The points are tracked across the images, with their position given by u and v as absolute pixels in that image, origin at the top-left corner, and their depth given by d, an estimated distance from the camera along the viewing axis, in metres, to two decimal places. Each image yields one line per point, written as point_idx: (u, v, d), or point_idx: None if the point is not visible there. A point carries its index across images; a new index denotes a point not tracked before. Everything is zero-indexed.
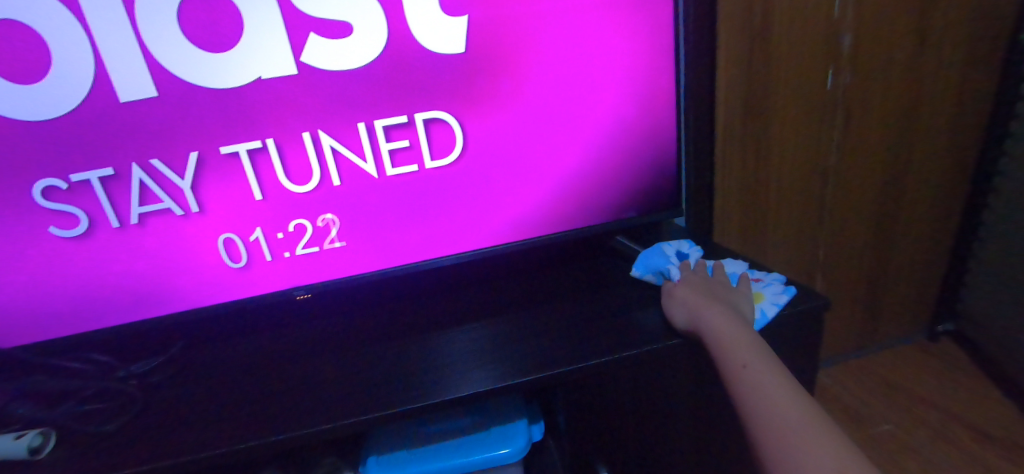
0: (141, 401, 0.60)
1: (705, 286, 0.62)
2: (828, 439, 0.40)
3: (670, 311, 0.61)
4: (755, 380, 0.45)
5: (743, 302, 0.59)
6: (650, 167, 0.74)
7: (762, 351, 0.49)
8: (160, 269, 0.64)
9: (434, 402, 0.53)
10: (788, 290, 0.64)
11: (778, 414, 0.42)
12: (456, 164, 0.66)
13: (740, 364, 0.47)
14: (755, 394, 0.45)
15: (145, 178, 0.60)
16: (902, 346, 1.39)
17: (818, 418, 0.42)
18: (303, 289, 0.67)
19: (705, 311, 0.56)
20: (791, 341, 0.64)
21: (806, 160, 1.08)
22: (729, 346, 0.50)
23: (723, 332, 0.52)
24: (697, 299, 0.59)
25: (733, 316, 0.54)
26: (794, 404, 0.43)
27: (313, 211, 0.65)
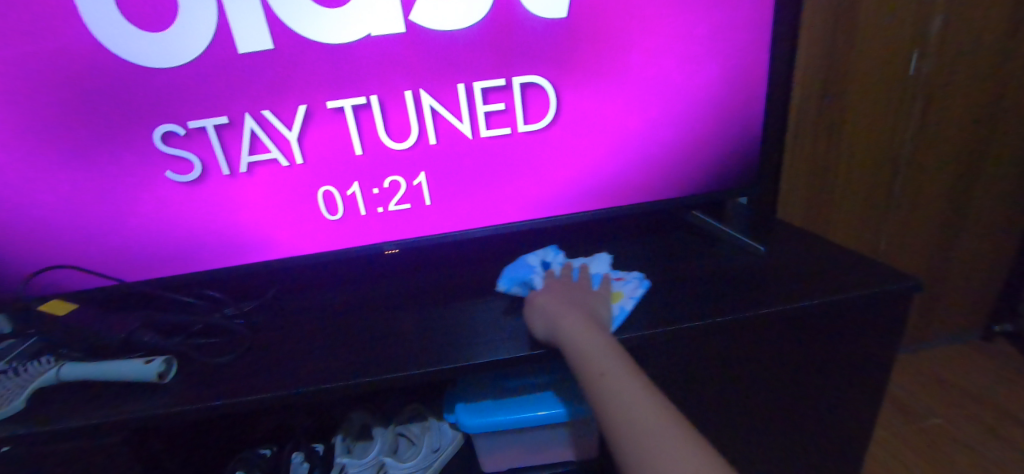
0: (247, 337, 0.64)
1: (563, 293, 0.58)
2: (678, 443, 0.36)
3: (530, 320, 0.57)
4: (610, 388, 0.41)
5: (601, 307, 0.57)
6: (735, 143, 0.73)
7: (617, 355, 0.45)
8: (262, 217, 0.68)
9: (505, 356, 0.56)
10: (642, 282, 0.66)
11: (637, 424, 0.38)
12: (546, 129, 0.68)
13: (598, 372, 0.43)
14: (614, 403, 0.40)
15: (256, 128, 0.63)
16: (954, 344, 1.36)
17: (673, 419, 0.38)
18: (392, 244, 0.71)
19: (566, 317, 0.52)
20: (874, 321, 0.64)
21: (879, 146, 1.05)
22: (587, 354, 0.46)
23: (584, 338, 0.48)
24: (555, 305, 0.55)
25: (595, 322, 0.51)
26: (652, 408, 0.39)
27: (408, 168, 0.67)
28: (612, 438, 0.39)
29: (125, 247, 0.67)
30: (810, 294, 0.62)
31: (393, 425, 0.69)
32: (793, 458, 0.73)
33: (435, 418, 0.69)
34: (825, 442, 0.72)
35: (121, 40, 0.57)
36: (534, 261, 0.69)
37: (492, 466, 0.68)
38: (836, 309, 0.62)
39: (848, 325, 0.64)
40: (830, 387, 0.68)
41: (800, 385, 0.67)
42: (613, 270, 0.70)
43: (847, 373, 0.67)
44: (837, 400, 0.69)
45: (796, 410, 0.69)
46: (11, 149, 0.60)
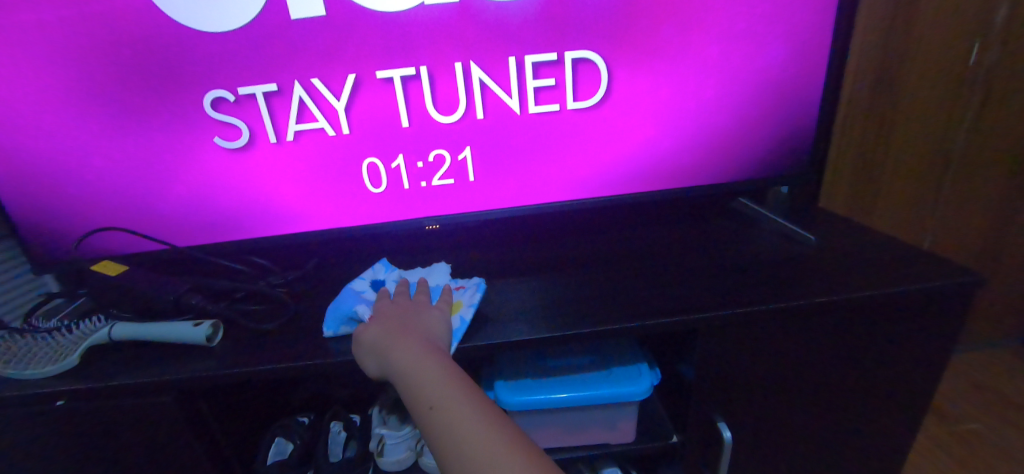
0: (290, 305, 0.65)
1: (393, 314, 0.53)
2: (508, 462, 0.34)
3: (356, 354, 0.50)
4: (440, 424, 0.38)
5: (427, 318, 0.53)
6: (785, 127, 0.72)
7: (449, 376, 0.42)
8: (306, 187, 0.68)
9: (522, 338, 0.56)
10: (479, 285, 0.64)
11: (470, 460, 0.35)
12: (596, 107, 0.67)
13: (429, 407, 0.39)
14: (447, 443, 0.37)
15: (305, 96, 0.62)
16: (993, 348, 1.32)
17: (510, 440, 0.36)
18: (433, 219, 0.70)
19: (396, 347, 0.46)
20: (930, 315, 0.62)
21: (931, 139, 1.01)
22: (419, 385, 0.41)
23: (412, 366, 0.43)
24: (377, 334, 0.49)
25: (424, 344, 0.46)
26: (487, 432, 0.37)
27: (453, 142, 0.67)
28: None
29: (170, 213, 0.67)
30: (865, 285, 0.60)
31: None
32: (834, 454, 0.71)
33: None
34: (869, 438, 0.70)
35: (176, 3, 0.57)
36: (360, 284, 0.64)
37: None
38: (892, 302, 0.60)
39: (903, 319, 0.61)
40: (879, 382, 0.66)
41: (848, 379, 0.65)
42: (454, 278, 0.67)
43: (899, 368, 0.65)
44: (885, 396, 0.67)
45: (842, 405, 0.67)
46: (67, 110, 0.60)
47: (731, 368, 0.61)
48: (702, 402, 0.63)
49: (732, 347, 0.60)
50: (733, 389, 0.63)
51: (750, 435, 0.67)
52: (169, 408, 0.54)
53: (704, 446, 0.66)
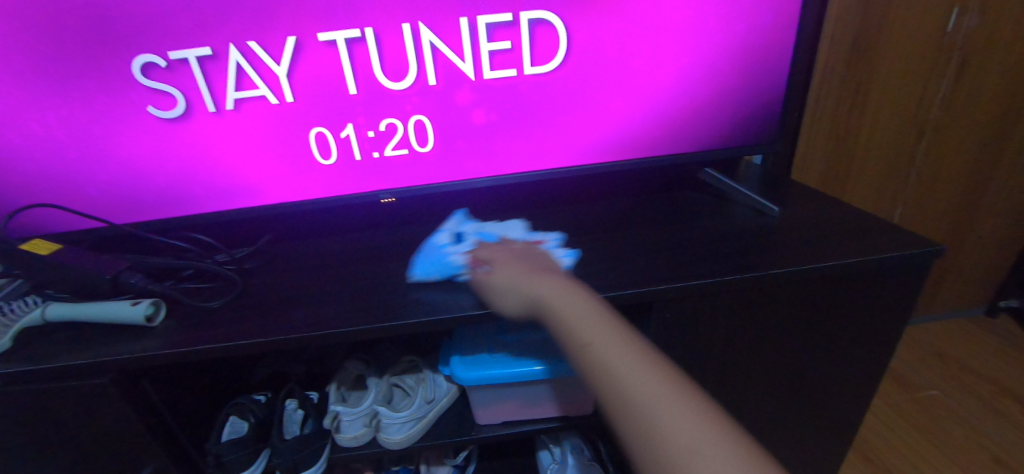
0: (240, 282, 0.62)
1: (517, 256, 0.54)
2: (675, 404, 0.31)
3: (484, 289, 0.52)
4: (598, 355, 0.37)
5: (552, 265, 0.53)
6: (752, 94, 0.69)
7: (597, 312, 0.41)
8: (251, 159, 0.64)
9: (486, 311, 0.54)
10: (570, 253, 0.60)
11: (633, 392, 0.33)
12: (554, 72, 0.64)
13: (583, 342, 0.38)
14: (604, 374, 0.35)
15: (242, 61, 0.58)
16: (956, 318, 1.34)
17: (670, 375, 0.33)
18: (387, 193, 0.67)
19: (534, 283, 0.47)
20: (889, 285, 0.61)
21: (906, 108, 1.00)
22: (570, 322, 0.41)
23: (558, 300, 0.44)
24: (510, 272, 0.50)
25: (565, 283, 0.46)
26: (645, 368, 0.34)
27: (404, 110, 0.63)
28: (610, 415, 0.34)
29: (107, 189, 0.64)
30: (825, 257, 0.59)
31: (387, 375, 0.68)
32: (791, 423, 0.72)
33: (429, 370, 0.69)
34: (823, 408, 0.72)
35: None
36: (445, 236, 0.64)
37: (488, 420, 0.66)
38: (852, 273, 0.59)
39: (860, 290, 0.61)
40: (835, 353, 0.66)
41: (803, 349, 0.65)
42: (528, 232, 0.66)
43: (855, 339, 0.65)
44: (841, 366, 0.68)
45: (799, 376, 0.67)
46: None
47: (689, 340, 0.61)
48: None
49: (690, 320, 0.59)
50: (691, 361, 0.62)
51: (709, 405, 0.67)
52: (109, 390, 0.52)
53: None
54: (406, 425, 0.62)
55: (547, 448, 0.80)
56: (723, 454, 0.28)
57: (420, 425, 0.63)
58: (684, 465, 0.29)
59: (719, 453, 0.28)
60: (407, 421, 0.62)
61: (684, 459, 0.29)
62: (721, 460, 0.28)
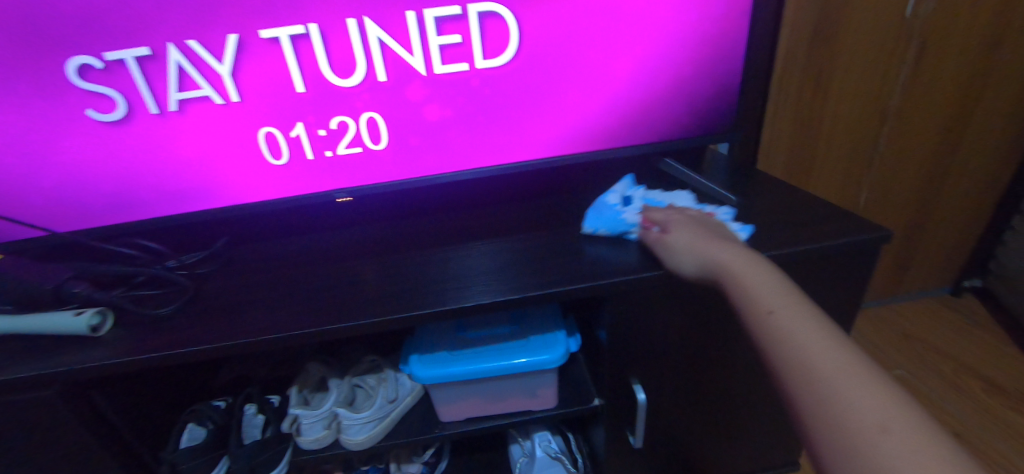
0: (192, 287, 0.61)
1: (699, 223, 0.56)
2: (868, 385, 0.33)
3: (659, 248, 0.56)
4: (780, 324, 0.40)
5: (731, 236, 0.54)
6: (709, 83, 0.69)
7: (781, 285, 0.44)
8: (200, 161, 0.63)
9: (440, 309, 0.54)
10: (745, 228, 0.61)
11: (818, 362, 0.36)
12: (507, 66, 0.63)
13: (766, 308, 0.42)
14: (787, 341, 0.39)
15: (183, 60, 0.56)
16: (922, 298, 1.38)
17: (865, 363, 0.35)
18: (343, 192, 0.67)
19: (711, 247, 0.50)
20: (842, 271, 0.62)
21: (867, 95, 1.01)
22: (752, 290, 0.44)
23: (739, 268, 0.47)
24: (690, 235, 0.53)
25: (747, 254, 0.49)
26: (832, 346, 0.37)
27: (355, 108, 0.62)
28: (784, 376, 0.38)
29: (50, 195, 0.62)
30: (779, 245, 0.59)
31: (348, 376, 0.68)
32: (756, 412, 0.72)
33: (390, 370, 0.68)
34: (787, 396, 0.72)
35: None
36: (615, 195, 0.63)
37: (451, 417, 0.66)
38: (805, 260, 0.60)
39: (814, 277, 0.62)
40: None
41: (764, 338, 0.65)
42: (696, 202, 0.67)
43: None
44: None
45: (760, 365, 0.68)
46: None
47: (648, 333, 0.60)
48: (620, 367, 0.63)
49: (648, 312, 0.59)
50: (651, 353, 0.62)
51: (673, 397, 0.67)
52: (53, 403, 0.51)
53: (626, 409, 0.66)
54: (367, 425, 0.62)
55: (517, 442, 0.81)
56: (911, 432, 0.30)
57: (383, 425, 0.63)
58: (865, 433, 0.31)
59: (907, 431, 0.30)
60: (367, 422, 0.62)
61: (867, 428, 0.31)
62: (911, 434, 0.30)
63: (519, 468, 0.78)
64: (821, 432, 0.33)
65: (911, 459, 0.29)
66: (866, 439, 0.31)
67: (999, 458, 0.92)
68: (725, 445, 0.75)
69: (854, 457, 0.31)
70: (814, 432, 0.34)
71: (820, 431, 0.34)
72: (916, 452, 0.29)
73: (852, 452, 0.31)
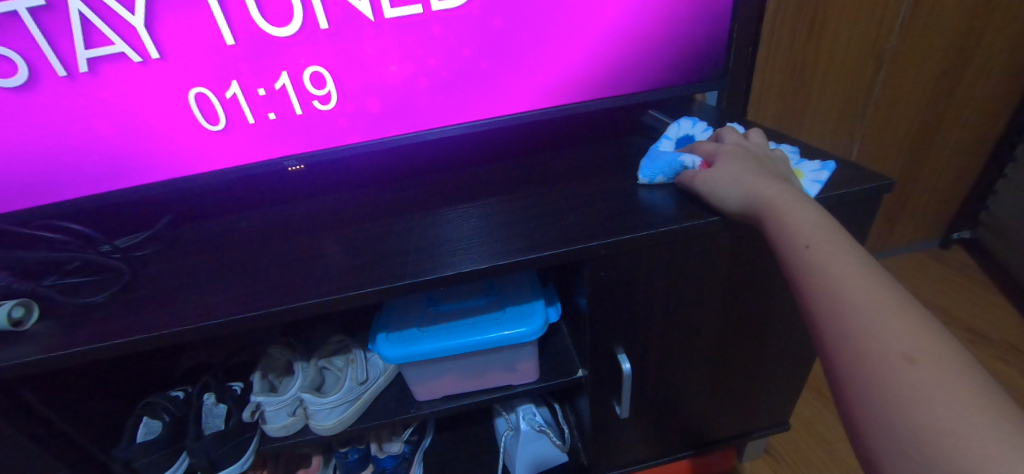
0: (129, 272, 0.55)
1: (744, 152, 0.51)
2: (902, 320, 0.32)
3: (694, 181, 0.51)
4: (816, 258, 0.37)
5: (783, 170, 0.50)
6: (698, 22, 0.62)
7: (823, 219, 0.40)
8: (125, 129, 0.55)
9: (398, 284, 0.48)
10: (827, 165, 0.54)
11: (851, 297, 0.34)
12: (467, 7, 0.55)
13: (802, 243, 0.39)
14: (820, 276, 0.36)
15: (86, 10, 0.48)
16: (911, 251, 1.36)
17: (901, 297, 0.33)
18: (293, 160, 0.61)
19: (756, 180, 0.45)
20: (852, 227, 0.55)
21: (864, 34, 0.94)
22: (788, 223, 0.41)
23: (779, 201, 0.43)
24: (734, 168, 0.48)
25: (791, 188, 0.44)
26: (868, 281, 0.35)
27: (297, 63, 0.55)
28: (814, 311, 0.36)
29: None
30: None
31: (315, 358, 0.64)
32: (747, 378, 0.69)
33: (358, 350, 0.64)
34: (778, 361, 0.69)
35: None
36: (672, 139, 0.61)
37: (427, 396, 0.63)
38: None
39: None
40: (792, 303, 0.61)
41: (757, 303, 0.60)
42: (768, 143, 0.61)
43: None
44: (800, 317, 0.63)
45: (753, 330, 0.63)
46: None
47: (631, 302, 0.56)
48: (602, 338, 0.58)
49: (630, 278, 0.53)
50: (636, 324, 0.58)
51: (658, 366, 0.64)
52: None
53: (610, 379, 0.63)
54: (336, 409, 0.58)
55: (502, 416, 0.78)
56: (941, 365, 0.29)
57: (354, 407, 0.59)
58: (892, 367, 0.30)
59: (939, 364, 0.29)
60: (338, 405, 0.58)
61: (893, 362, 0.30)
62: (941, 368, 0.29)
63: (504, 441, 0.75)
64: (844, 365, 0.33)
65: (933, 393, 0.28)
66: (889, 372, 0.30)
67: None
68: (715, 411, 0.73)
69: (874, 390, 0.30)
70: (839, 366, 0.33)
71: (845, 367, 0.32)
72: (940, 385, 0.28)
73: (874, 387, 0.30)
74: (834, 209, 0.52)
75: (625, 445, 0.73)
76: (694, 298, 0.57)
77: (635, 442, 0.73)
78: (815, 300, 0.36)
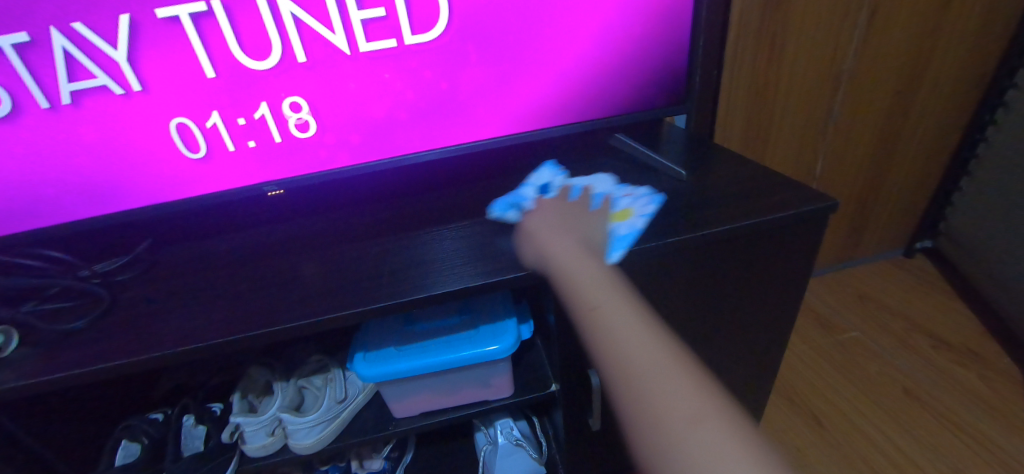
0: (109, 298, 0.56)
1: (561, 215, 0.59)
2: (673, 377, 0.36)
3: (520, 246, 0.55)
4: (601, 322, 0.43)
5: (594, 226, 0.56)
6: (659, 54, 0.66)
7: (608, 286, 0.47)
8: (107, 158, 0.57)
9: (373, 307, 0.50)
10: (652, 200, 0.60)
11: (634, 361, 0.39)
12: (439, 41, 0.58)
13: (593, 309, 0.45)
14: (613, 344, 0.41)
15: (70, 46, 0.49)
16: (877, 260, 1.42)
17: (672, 352, 0.39)
18: (273, 185, 0.63)
19: (558, 250, 0.52)
20: (803, 245, 0.59)
21: (820, 59, 1.00)
22: (583, 292, 0.47)
23: (575, 270, 0.49)
24: (546, 237, 0.55)
25: (586, 257, 0.51)
26: (645, 340, 0.41)
27: (276, 94, 0.57)
28: (609, 376, 0.40)
29: None
30: (736, 216, 0.55)
31: (294, 378, 0.65)
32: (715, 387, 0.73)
33: (337, 369, 0.66)
34: (743, 372, 0.72)
35: None
36: (530, 190, 0.66)
37: (405, 413, 0.64)
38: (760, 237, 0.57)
39: (773, 254, 0.58)
40: (752, 315, 0.65)
41: (719, 317, 0.63)
42: (619, 186, 0.65)
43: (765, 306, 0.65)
44: (760, 328, 0.67)
45: (718, 343, 0.67)
46: None
47: None
48: (572, 353, 0.61)
49: None
50: None
51: None
52: None
53: (581, 392, 0.66)
54: (316, 428, 0.59)
55: (481, 430, 0.80)
56: (711, 421, 0.33)
57: (333, 425, 0.60)
58: (676, 428, 0.33)
59: (711, 421, 0.33)
60: (316, 424, 0.59)
61: (675, 423, 0.33)
62: (715, 426, 0.33)
63: (483, 455, 0.77)
64: (637, 424, 0.36)
65: (709, 448, 0.31)
66: (672, 430, 0.33)
67: (946, 412, 0.98)
68: None
69: (664, 449, 0.33)
70: (632, 428, 0.36)
71: (636, 427, 0.36)
72: (712, 439, 0.32)
73: (661, 445, 0.33)
74: (784, 227, 0.56)
75: (601, 456, 0.75)
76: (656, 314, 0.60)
77: (610, 453, 0.75)
78: (609, 363, 0.41)
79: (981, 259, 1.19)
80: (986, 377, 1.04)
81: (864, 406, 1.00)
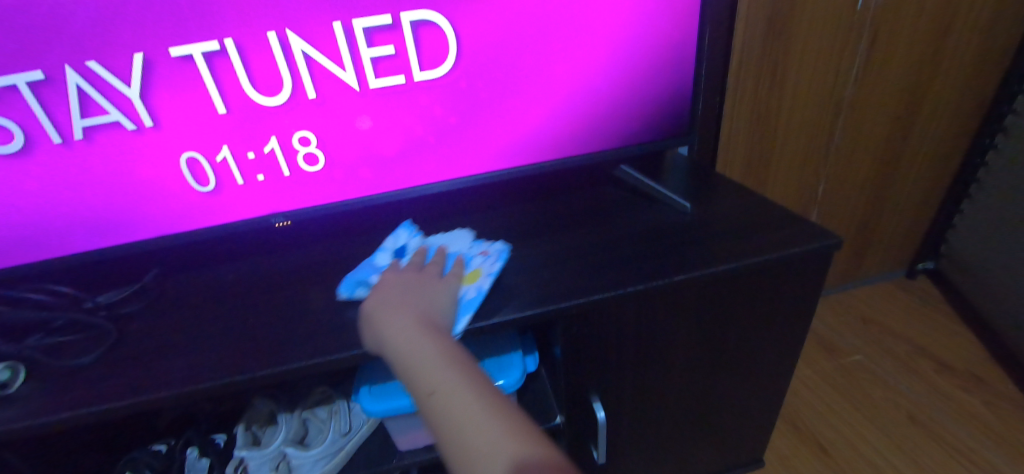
0: (115, 331, 0.56)
1: (406, 280, 0.51)
2: (507, 447, 0.32)
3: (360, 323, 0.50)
4: (439, 410, 0.35)
5: (441, 291, 0.50)
6: (663, 88, 0.67)
7: (442, 351, 0.40)
8: (116, 191, 0.57)
9: None
10: (498, 256, 0.58)
11: (466, 440, 0.33)
12: (447, 77, 0.59)
13: (428, 392, 0.36)
14: (445, 424, 0.35)
15: (84, 84, 0.50)
16: (879, 281, 1.42)
17: (506, 416, 0.34)
18: (280, 217, 0.63)
19: (397, 325, 0.43)
20: (809, 281, 0.59)
21: (821, 86, 1.01)
22: (420, 376, 0.38)
23: (412, 354, 0.40)
24: (385, 309, 0.46)
25: (421, 321, 0.44)
26: (479, 409, 0.35)
27: (286, 129, 0.58)
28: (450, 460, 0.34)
29: None
30: (741, 253, 0.56)
31: (297, 410, 0.65)
32: (720, 418, 0.72)
33: (341, 401, 0.66)
34: (749, 404, 0.71)
35: None
36: (381, 258, 0.60)
37: (408, 446, 0.64)
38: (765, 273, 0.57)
39: (779, 290, 0.59)
40: (759, 349, 0.64)
41: (724, 351, 0.63)
42: (477, 243, 0.62)
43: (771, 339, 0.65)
44: (766, 361, 0.67)
45: (724, 376, 0.66)
46: None
47: (603, 354, 0.58)
48: (576, 387, 0.61)
49: (602, 332, 0.56)
50: (609, 373, 0.61)
51: (632, 411, 0.66)
52: None
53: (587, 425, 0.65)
54: (319, 462, 0.59)
55: None
56: None
57: (337, 458, 0.60)
58: None
59: None
60: (319, 459, 0.59)
61: None
62: None
63: None
64: None
65: None
66: None
67: (951, 439, 0.97)
68: (691, 450, 0.75)
69: None
70: None
71: None
72: None
73: None
74: (790, 264, 0.56)
75: None
76: (662, 349, 0.60)
77: None
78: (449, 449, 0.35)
79: (984, 283, 1.19)
80: (991, 402, 1.04)
81: (864, 428, 1.00)
